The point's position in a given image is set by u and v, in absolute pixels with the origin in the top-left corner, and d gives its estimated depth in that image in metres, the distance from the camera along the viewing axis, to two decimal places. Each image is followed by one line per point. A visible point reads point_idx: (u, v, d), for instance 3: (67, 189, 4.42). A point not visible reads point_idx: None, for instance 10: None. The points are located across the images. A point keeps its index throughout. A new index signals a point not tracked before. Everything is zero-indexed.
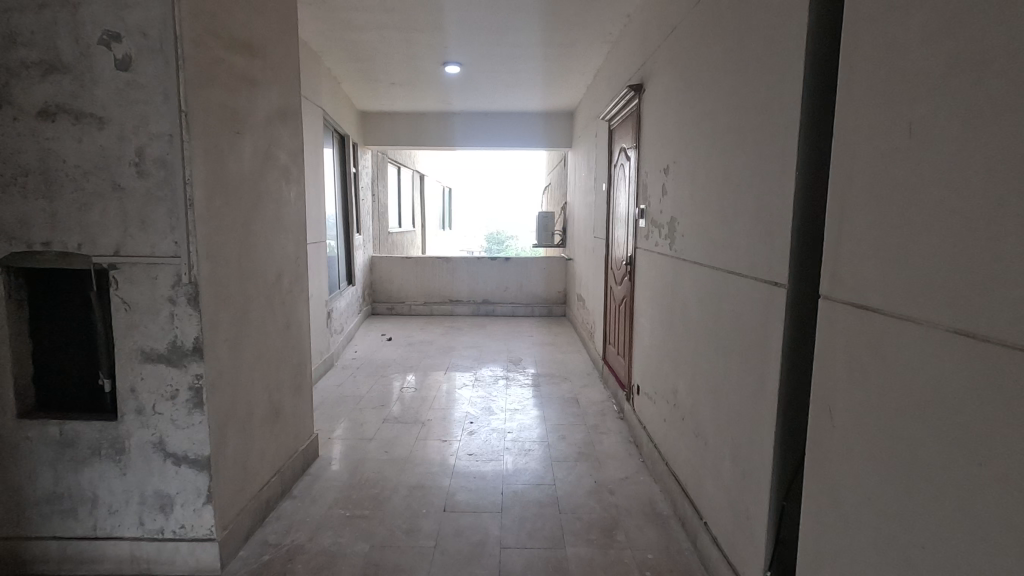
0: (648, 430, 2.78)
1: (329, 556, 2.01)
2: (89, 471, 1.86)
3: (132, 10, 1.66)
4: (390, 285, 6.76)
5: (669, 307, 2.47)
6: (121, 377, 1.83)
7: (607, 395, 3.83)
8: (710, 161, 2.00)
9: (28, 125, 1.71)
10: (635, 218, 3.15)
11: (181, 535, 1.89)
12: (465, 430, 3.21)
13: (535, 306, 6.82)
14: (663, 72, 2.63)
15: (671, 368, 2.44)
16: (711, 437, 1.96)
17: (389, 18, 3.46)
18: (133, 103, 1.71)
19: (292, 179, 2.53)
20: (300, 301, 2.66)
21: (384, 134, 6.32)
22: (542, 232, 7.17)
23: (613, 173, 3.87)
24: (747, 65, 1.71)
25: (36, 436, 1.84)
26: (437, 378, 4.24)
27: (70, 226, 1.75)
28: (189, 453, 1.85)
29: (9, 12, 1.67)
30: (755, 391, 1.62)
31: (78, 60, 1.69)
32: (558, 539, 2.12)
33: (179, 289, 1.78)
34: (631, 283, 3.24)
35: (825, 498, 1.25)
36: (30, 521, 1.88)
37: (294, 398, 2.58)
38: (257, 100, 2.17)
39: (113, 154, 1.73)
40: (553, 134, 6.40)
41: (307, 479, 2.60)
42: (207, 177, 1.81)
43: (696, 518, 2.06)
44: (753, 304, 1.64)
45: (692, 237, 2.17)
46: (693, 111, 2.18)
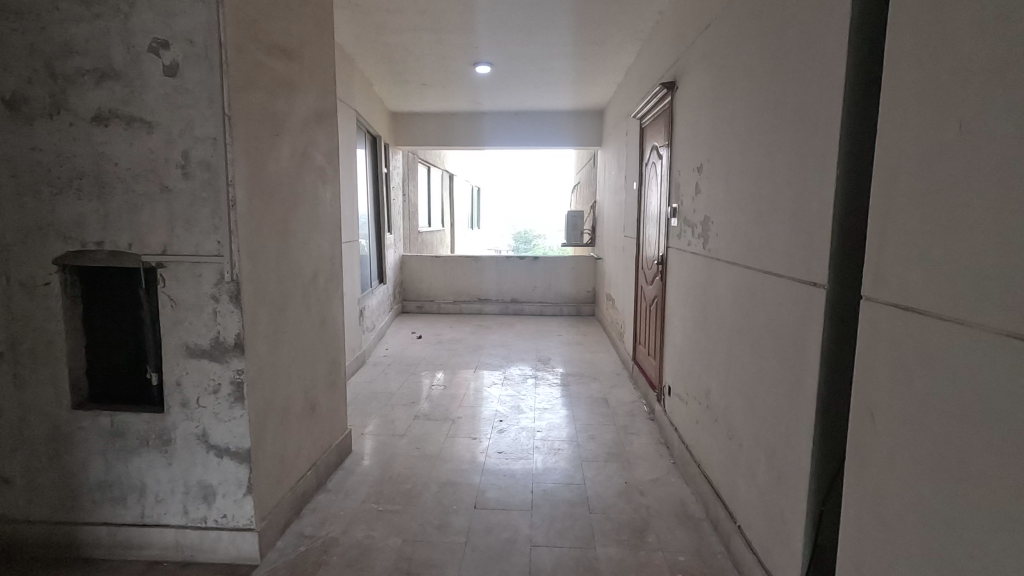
0: (680, 432, 2.75)
1: (363, 549, 2.06)
2: (137, 460, 1.94)
3: (178, 17, 1.73)
4: (420, 284, 6.84)
5: (702, 307, 2.44)
6: (167, 371, 1.90)
7: (637, 395, 3.79)
8: (746, 159, 1.96)
9: (83, 130, 1.80)
10: (666, 217, 3.12)
11: (222, 524, 1.96)
12: (494, 428, 3.23)
13: (564, 305, 6.80)
14: (697, 69, 2.58)
15: (704, 369, 2.41)
16: (745, 441, 1.93)
17: (421, 20, 3.50)
18: (179, 107, 1.77)
19: (328, 179, 2.58)
20: (335, 299, 2.71)
21: (414, 134, 6.39)
22: (571, 231, 7.14)
23: (644, 172, 3.83)
24: (784, 62, 1.68)
25: (89, 427, 1.93)
26: (466, 376, 4.27)
27: (121, 226, 1.83)
28: (230, 446, 1.92)
29: (66, 22, 1.75)
30: (792, 392, 1.59)
31: (129, 67, 1.76)
32: (588, 538, 2.13)
33: (222, 287, 1.84)
34: (663, 282, 3.20)
35: (865, 504, 1.23)
36: (82, 507, 1.97)
37: (329, 395, 2.64)
38: (295, 102, 2.23)
39: (161, 157, 1.80)
40: (583, 133, 6.38)
41: (341, 472, 2.66)
42: (248, 178, 1.87)
43: (729, 521, 2.03)
44: (790, 305, 1.61)
45: (727, 236, 2.14)
46: (729, 108, 2.15)
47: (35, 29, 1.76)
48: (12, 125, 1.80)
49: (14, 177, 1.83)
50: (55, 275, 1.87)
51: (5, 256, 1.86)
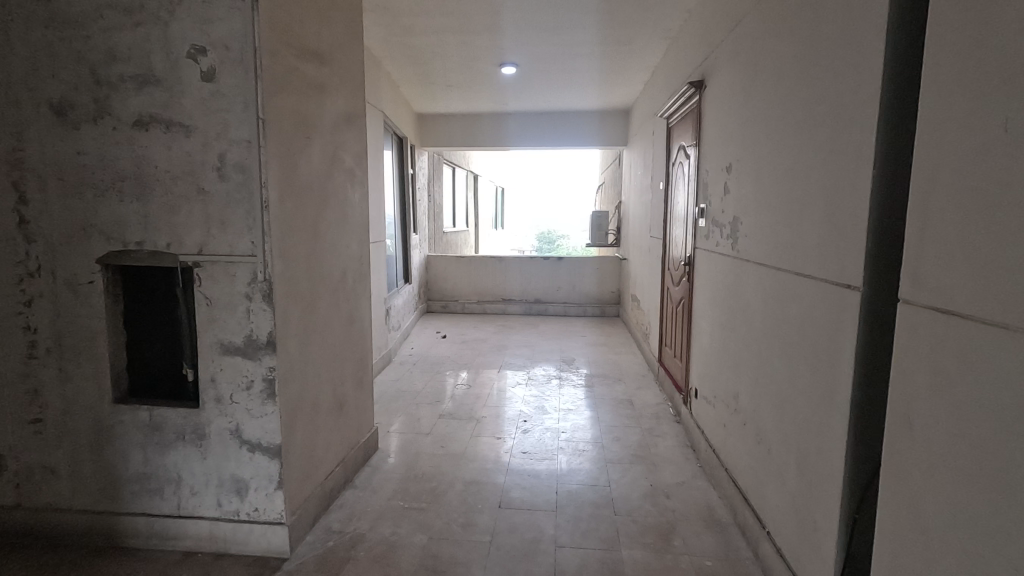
0: (707, 435, 2.72)
1: (389, 545, 2.09)
2: (174, 454, 2.00)
3: (216, 24, 1.78)
4: (444, 284, 6.90)
5: (731, 308, 2.40)
6: (202, 368, 1.96)
7: (662, 397, 3.76)
8: (777, 159, 1.93)
9: (126, 134, 1.86)
10: (694, 217, 3.09)
11: (254, 517, 2.01)
12: (518, 428, 3.24)
13: (589, 306, 6.76)
14: (727, 67, 2.55)
15: (732, 371, 2.37)
16: (775, 445, 1.89)
17: (447, 22, 3.53)
18: (215, 111, 1.82)
19: (357, 180, 2.63)
20: (363, 299, 2.75)
21: (440, 135, 6.44)
22: (595, 231, 7.11)
23: (671, 172, 3.79)
24: (818, 60, 1.64)
25: (129, 420, 2.00)
26: (490, 376, 4.29)
27: (160, 227, 1.89)
28: (262, 441, 1.97)
29: (110, 30, 1.81)
30: (825, 397, 1.56)
31: (169, 72, 1.82)
32: (612, 541, 2.11)
33: (255, 286, 1.89)
34: (690, 283, 3.17)
35: (901, 512, 1.20)
36: (122, 498, 2.04)
37: (357, 393, 2.68)
38: (326, 105, 2.27)
39: (198, 160, 1.85)
40: (608, 133, 6.34)
41: (367, 469, 2.70)
42: (280, 180, 1.92)
43: (758, 527, 1.99)
44: (823, 308, 1.57)
45: (756, 237, 2.10)
46: (759, 107, 2.11)
47: (81, 37, 1.83)
48: (59, 129, 1.88)
49: (60, 179, 1.90)
50: (98, 273, 1.94)
51: (52, 255, 1.94)
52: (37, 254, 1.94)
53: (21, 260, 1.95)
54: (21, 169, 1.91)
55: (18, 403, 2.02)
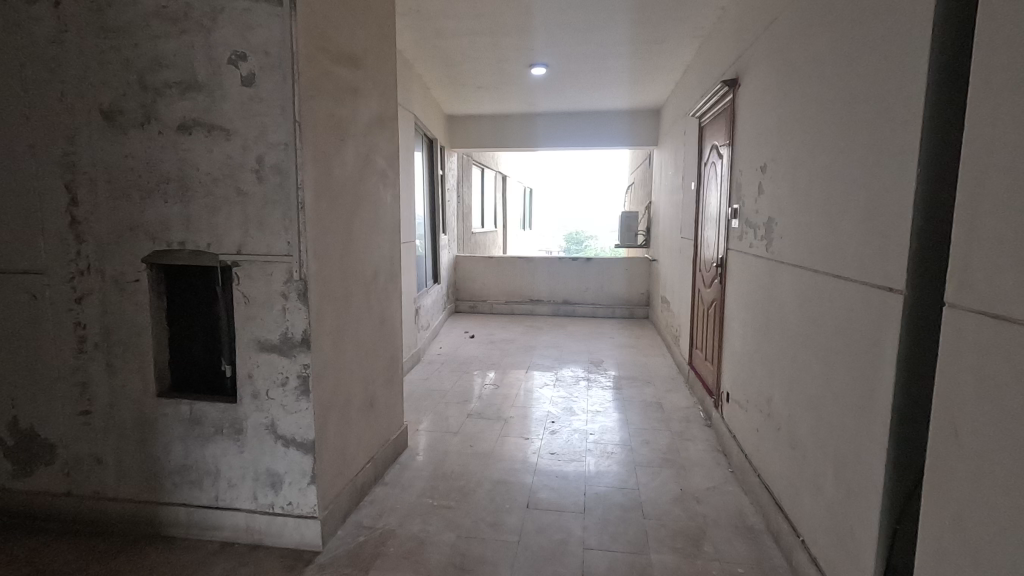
0: (739, 439, 2.67)
1: (418, 542, 2.11)
2: (213, 447, 2.07)
3: (255, 31, 1.83)
4: (472, 284, 6.94)
5: (765, 311, 2.35)
6: (240, 364, 2.02)
7: (693, 401, 3.70)
8: (815, 158, 1.88)
9: (170, 138, 1.93)
10: (727, 218, 3.03)
11: (289, 511, 2.06)
12: (546, 429, 3.24)
13: (617, 308, 6.71)
14: (762, 64, 2.50)
15: (766, 375, 2.32)
16: (810, 452, 1.85)
17: (478, 24, 3.55)
18: (255, 115, 1.88)
19: (389, 182, 2.67)
20: (394, 299, 2.79)
21: (469, 136, 6.49)
22: (624, 231, 7.05)
23: (703, 171, 3.72)
24: (859, 57, 1.60)
25: (171, 414, 2.07)
26: (517, 376, 4.30)
27: (202, 228, 1.96)
28: (297, 436, 2.01)
29: (156, 38, 1.89)
30: (864, 402, 1.51)
31: (211, 78, 1.88)
32: (641, 544, 2.10)
33: (291, 285, 1.94)
34: (722, 285, 3.11)
35: (945, 522, 1.16)
36: (164, 489, 2.12)
37: (387, 391, 2.72)
38: (359, 108, 2.31)
39: (238, 162, 1.91)
40: (639, 132, 6.28)
41: (397, 466, 2.74)
42: (316, 181, 1.96)
43: (792, 535, 1.95)
44: (863, 312, 1.53)
45: (792, 238, 2.05)
46: (797, 105, 2.06)
47: (130, 46, 1.90)
48: (108, 134, 1.96)
49: (109, 182, 1.98)
50: (144, 272, 2.01)
51: (101, 255, 2.03)
52: (87, 253, 2.03)
53: (73, 259, 2.04)
54: (74, 172, 2.00)
55: (69, 395, 2.11)
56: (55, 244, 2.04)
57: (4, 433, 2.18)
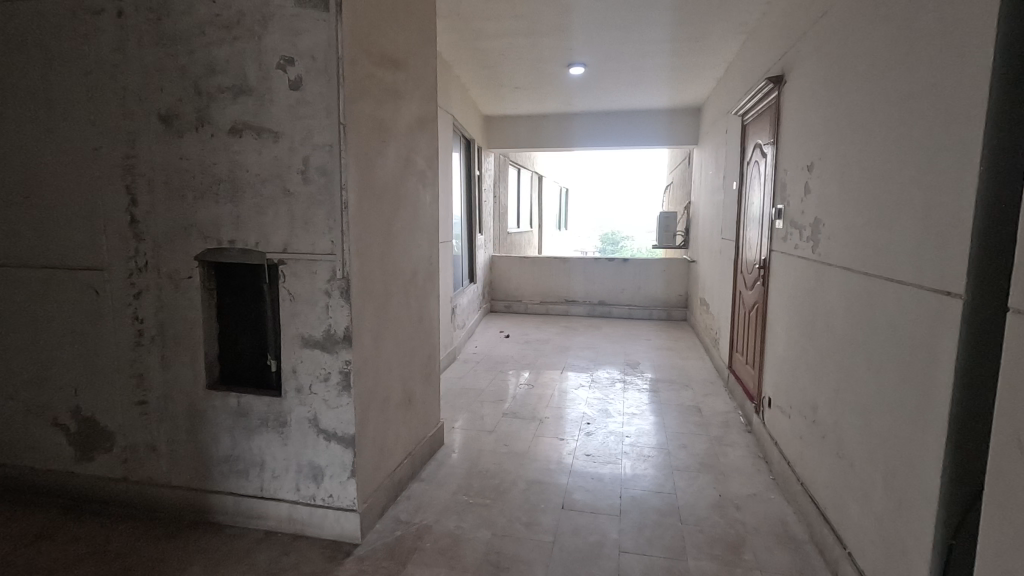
0: (781, 446, 2.59)
1: (453, 539, 2.13)
2: (259, 438, 2.14)
3: (303, 36, 1.89)
4: (508, 284, 6.96)
5: (810, 315, 2.28)
6: (285, 359, 2.08)
7: (732, 405, 3.62)
8: (866, 157, 1.81)
9: (222, 141, 2.01)
10: (770, 218, 2.95)
11: (329, 503, 2.12)
12: (582, 430, 3.22)
13: (654, 309, 6.61)
14: (810, 60, 2.42)
15: (811, 380, 2.25)
16: (858, 460, 1.78)
17: (517, 25, 3.56)
18: (301, 118, 1.93)
19: (428, 182, 2.70)
20: (432, 297, 2.83)
21: (507, 137, 6.51)
22: (662, 232, 6.94)
23: (746, 171, 3.63)
24: (917, 50, 1.53)
25: (219, 406, 2.16)
26: (552, 376, 4.29)
27: (251, 227, 2.03)
28: (338, 431, 2.07)
29: (210, 45, 1.97)
30: (918, 410, 1.45)
31: (260, 82, 1.95)
32: (678, 550, 2.06)
33: (334, 283, 1.99)
34: (764, 287, 3.03)
35: (1007, 538, 1.10)
36: (213, 477, 2.21)
37: (425, 388, 2.76)
38: (401, 110, 2.35)
39: (284, 163, 1.97)
40: (678, 132, 6.17)
41: (433, 463, 2.78)
42: (359, 182, 2.01)
43: (838, 547, 1.88)
44: (918, 316, 1.47)
45: (840, 240, 1.99)
46: (847, 101, 1.99)
47: (186, 53, 1.99)
48: (165, 137, 2.05)
49: (166, 183, 2.08)
50: (196, 269, 2.10)
51: (157, 252, 2.13)
52: (145, 251, 2.14)
53: (132, 256, 2.15)
54: (133, 173, 2.10)
55: (127, 385, 2.22)
56: (115, 241, 2.15)
57: (68, 420, 2.31)
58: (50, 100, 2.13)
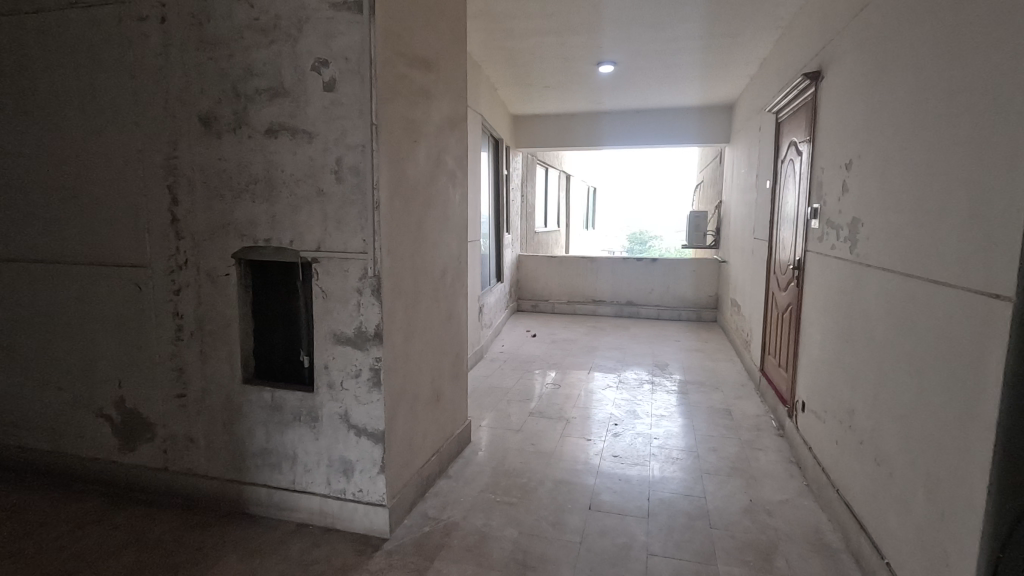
0: (815, 451, 2.53)
1: (481, 536, 2.15)
2: (292, 432, 2.20)
3: (337, 38, 1.92)
4: (535, 284, 6.96)
5: (847, 317, 2.22)
6: (317, 355, 2.13)
7: (764, 409, 3.54)
8: (909, 155, 1.76)
9: (259, 142, 2.06)
10: (806, 217, 2.88)
11: (359, 497, 2.15)
12: (609, 431, 3.20)
13: (684, 310, 6.52)
14: (850, 55, 2.35)
15: (847, 384, 2.19)
16: (897, 468, 1.73)
17: (546, 24, 3.55)
18: (335, 118, 1.97)
19: (457, 182, 2.72)
20: (460, 296, 2.85)
21: (535, 136, 6.50)
22: (692, 232, 6.84)
23: (780, 169, 3.55)
24: (964, 44, 1.48)
25: (254, 400, 2.21)
26: (579, 376, 4.27)
27: (285, 225, 2.08)
28: (368, 427, 2.10)
29: (248, 48, 2.02)
30: (964, 417, 1.40)
31: (296, 85, 1.99)
32: (708, 554, 2.03)
33: (366, 281, 2.02)
34: (799, 288, 2.96)
35: None
36: (248, 470, 2.27)
37: (453, 386, 2.78)
38: (431, 110, 2.38)
39: (318, 163, 2.01)
40: (710, 129, 6.07)
41: (461, 461, 2.80)
42: (390, 181, 2.04)
43: (875, 557, 1.83)
44: (964, 320, 1.41)
45: (880, 241, 1.93)
46: (889, 97, 1.93)
47: (225, 56, 2.05)
48: (205, 139, 2.12)
49: (206, 183, 2.14)
50: (233, 266, 2.16)
51: (196, 251, 2.19)
52: (185, 249, 2.21)
53: (172, 254, 2.22)
54: (175, 174, 2.17)
55: (167, 379, 2.30)
56: (157, 239, 2.23)
57: (112, 411, 2.40)
58: (98, 104, 2.22)
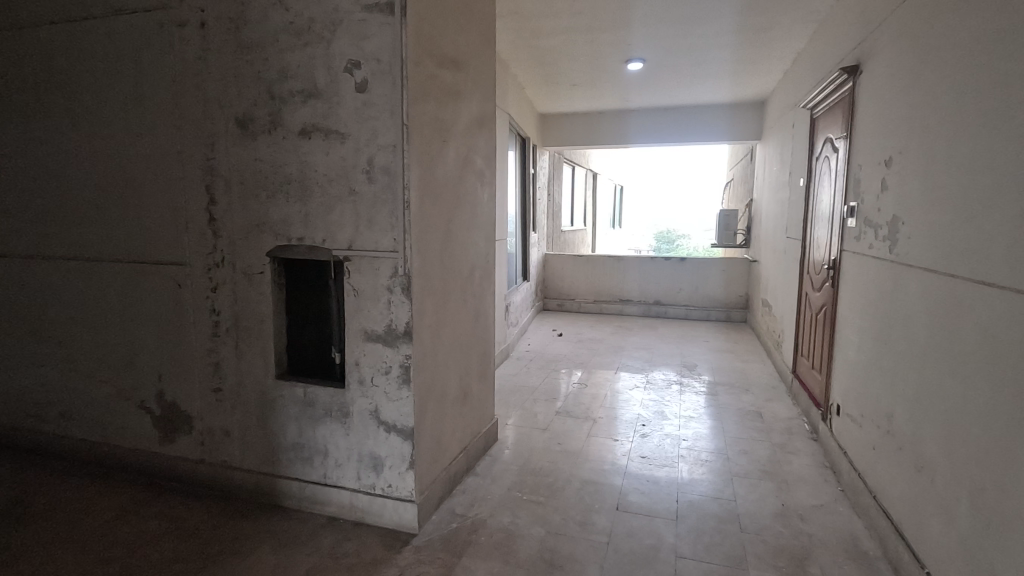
0: (852, 456, 2.46)
1: (508, 534, 2.15)
2: (323, 427, 2.24)
3: (369, 40, 1.95)
4: (561, 283, 6.94)
5: (886, 318, 2.15)
6: (349, 352, 2.16)
7: (797, 412, 3.46)
8: (953, 151, 1.70)
9: (293, 143, 2.11)
10: (842, 215, 2.80)
11: (388, 492, 2.18)
12: (636, 432, 3.17)
13: (713, 310, 6.42)
14: (890, 49, 2.28)
15: (886, 387, 2.12)
16: (939, 475, 1.67)
17: (575, 22, 3.54)
18: (367, 119, 2.00)
19: (486, 181, 2.73)
20: (488, 295, 2.85)
21: (562, 134, 6.48)
22: (722, 231, 6.73)
23: (815, 167, 3.46)
24: (1012, 35, 1.42)
25: (287, 395, 2.26)
26: (605, 376, 4.25)
27: (318, 225, 2.12)
28: (397, 423, 2.13)
29: (283, 51, 2.06)
30: (1011, 423, 1.35)
31: (329, 86, 2.03)
32: (739, 558, 2.00)
33: (396, 279, 2.05)
34: (834, 288, 2.88)
35: None
36: (281, 463, 2.32)
37: (481, 384, 2.79)
38: (461, 110, 2.39)
39: (350, 164, 2.05)
40: (741, 126, 5.96)
41: (488, 458, 2.81)
42: (420, 181, 2.06)
43: (914, 566, 1.77)
44: (1012, 322, 1.36)
45: (922, 240, 1.87)
46: (932, 90, 1.87)
47: (261, 59, 2.09)
48: (241, 140, 2.17)
49: (242, 183, 2.20)
50: (267, 264, 2.21)
51: (233, 249, 2.25)
52: (222, 247, 2.27)
53: (210, 252, 2.29)
54: (212, 174, 2.23)
55: (205, 374, 2.37)
56: (196, 238, 2.30)
57: (153, 404, 2.49)
58: (140, 107, 2.30)
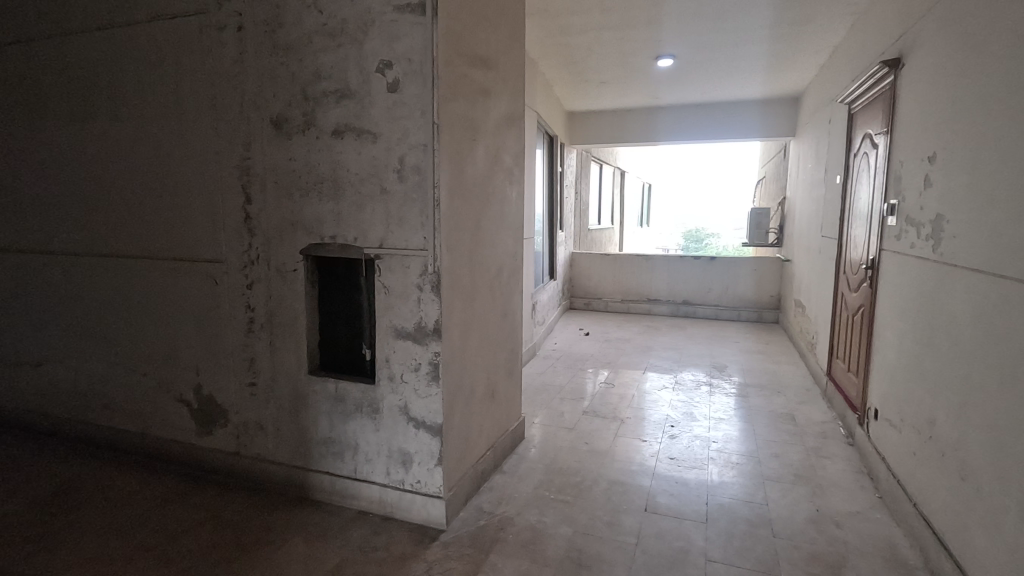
0: (890, 462, 2.38)
1: (536, 533, 2.16)
2: (354, 423, 2.27)
3: (401, 40, 1.97)
4: (588, 282, 6.91)
5: (928, 320, 2.08)
6: (379, 349, 2.19)
7: (831, 415, 3.37)
8: (1003, 145, 1.63)
9: (326, 143, 2.14)
10: (881, 213, 2.71)
11: (417, 488, 2.21)
12: (665, 433, 3.13)
13: (743, 311, 6.30)
14: (935, 41, 2.20)
15: (928, 392, 2.05)
16: (986, 483, 1.61)
17: (605, 19, 3.51)
18: (398, 119, 2.02)
19: (514, 179, 2.73)
20: (516, 293, 2.86)
21: (590, 132, 6.44)
22: (753, 230, 6.60)
23: (853, 163, 3.36)
24: None
25: (319, 391, 2.31)
26: (632, 376, 4.21)
27: (350, 223, 2.15)
28: (426, 420, 2.15)
29: (317, 53, 2.10)
30: None
31: (362, 86, 2.06)
32: (771, 564, 1.96)
33: (426, 277, 2.06)
34: (872, 288, 2.80)
35: None
36: (312, 457, 2.37)
37: (508, 382, 2.80)
38: (490, 109, 2.40)
39: (382, 163, 2.07)
40: (774, 123, 5.83)
41: (515, 456, 2.82)
42: (450, 180, 2.07)
43: None
44: None
45: (968, 239, 1.80)
46: (980, 84, 1.80)
47: (295, 61, 2.13)
48: (276, 140, 2.22)
49: (277, 182, 2.25)
50: (301, 262, 2.26)
51: (267, 247, 2.30)
52: (257, 245, 2.32)
53: (246, 250, 2.34)
54: (248, 174, 2.29)
55: (240, 368, 2.43)
56: (232, 236, 2.36)
57: (191, 397, 2.56)
58: (180, 109, 2.37)
